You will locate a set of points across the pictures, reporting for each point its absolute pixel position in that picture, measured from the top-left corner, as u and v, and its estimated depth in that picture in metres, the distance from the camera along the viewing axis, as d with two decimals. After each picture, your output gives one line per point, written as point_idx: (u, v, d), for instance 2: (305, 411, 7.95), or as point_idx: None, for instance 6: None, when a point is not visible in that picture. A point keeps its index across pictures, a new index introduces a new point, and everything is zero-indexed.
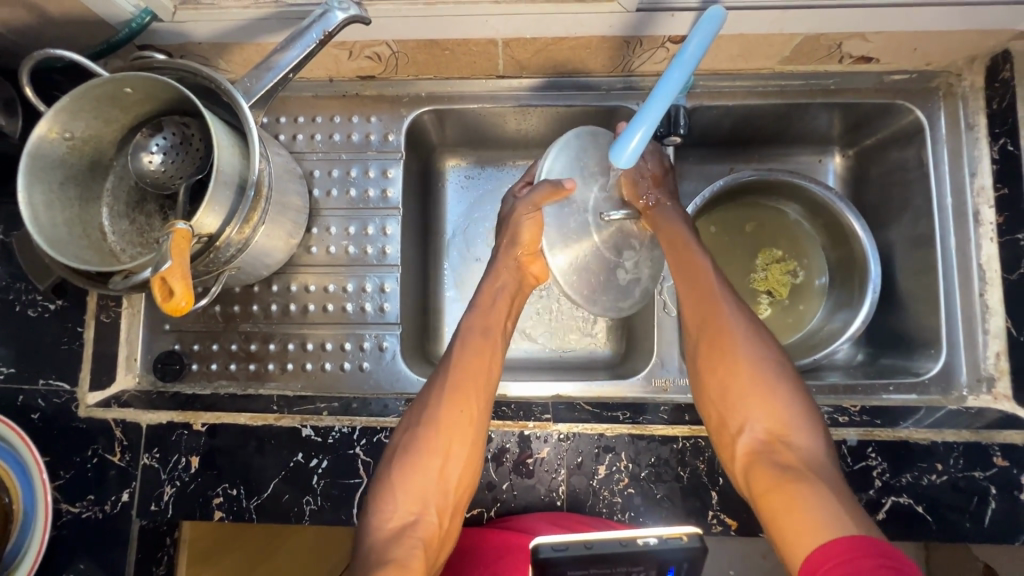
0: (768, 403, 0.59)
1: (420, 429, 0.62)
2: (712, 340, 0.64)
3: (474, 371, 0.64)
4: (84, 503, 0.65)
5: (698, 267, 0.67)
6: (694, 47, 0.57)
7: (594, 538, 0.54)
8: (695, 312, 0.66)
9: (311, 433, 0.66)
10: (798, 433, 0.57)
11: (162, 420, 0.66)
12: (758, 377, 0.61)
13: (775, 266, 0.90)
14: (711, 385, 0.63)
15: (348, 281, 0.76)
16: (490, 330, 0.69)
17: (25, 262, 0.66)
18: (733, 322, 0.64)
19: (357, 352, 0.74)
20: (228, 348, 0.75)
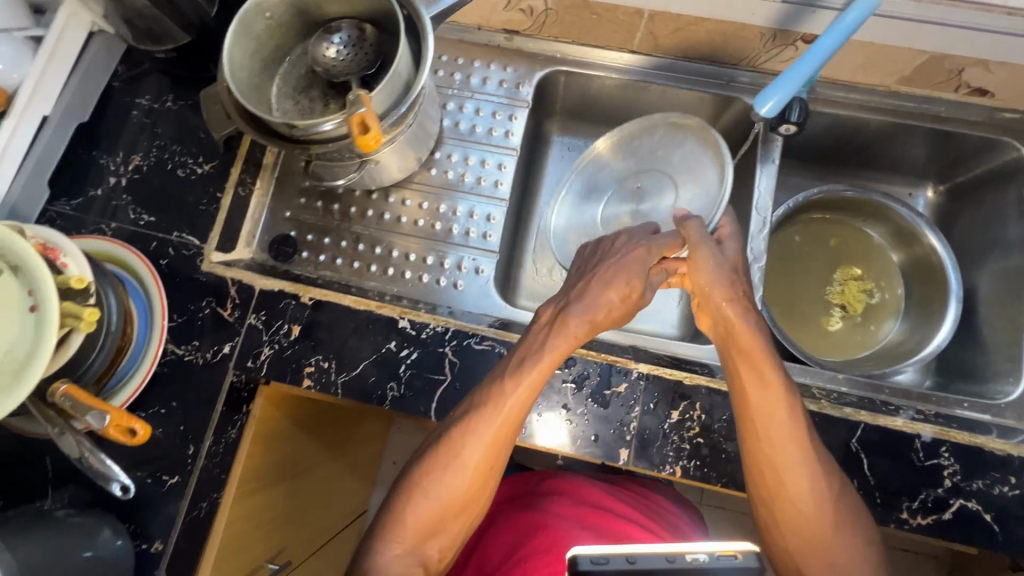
0: (825, 522, 0.58)
1: (439, 475, 0.61)
2: (773, 463, 0.59)
3: (498, 432, 0.61)
4: (189, 347, 0.70)
5: (774, 418, 0.60)
6: (853, 15, 0.61)
7: (640, 553, 0.46)
8: (761, 436, 0.60)
9: (407, 325, 0.70)
10: (846, 548, 0.58)
11: (275, 287, 0.72)
12: (809, 484, 0.59)
13: (853, 282, 0.93)
14: (771, 493, 0.60)
15: (459, 205, 0.81)
16: (529, 395, 0.62)
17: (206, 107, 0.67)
18: (799, 455, 0.59)
19: (454, 271, 0.78)
20: (338, 244, 0.79)
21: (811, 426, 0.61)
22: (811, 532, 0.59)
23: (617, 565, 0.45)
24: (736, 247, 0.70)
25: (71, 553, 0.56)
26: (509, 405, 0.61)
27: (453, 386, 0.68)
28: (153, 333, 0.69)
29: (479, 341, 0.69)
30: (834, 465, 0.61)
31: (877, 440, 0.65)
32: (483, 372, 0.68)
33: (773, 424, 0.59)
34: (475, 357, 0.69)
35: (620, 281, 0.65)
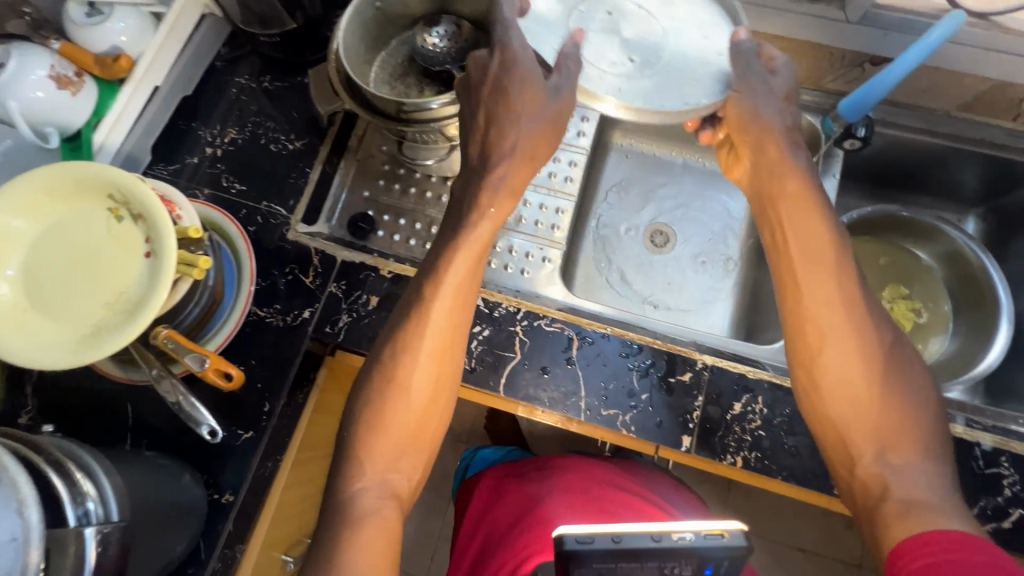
0: (872, 396, 0.58)
1: (393, 396, 0.61)
2: (821, 334, 0.60)
3: (442, 336, 0.62)
4: (270, 309, 0.74)
5: (825, 269, 0.61)
6: (936, 32, 0.64)
7: (623, 533, 0.53)
8: (802, 309, 0.62)
9: (481, 303, 0.73)
10: (901, 429, 0.56)
11: (356, 259, 0.75)
12: (850, 359, 0.59)
13: (902, 302, 0.94)
14: (821, 379, 0.60)
15: (531, 195, 0.83)
16: (463, 299, 0.63)
17: (315, 82, 0.79)
18: (838, 315, 0.60)
19: (522, 259, 0.80)
20: (411, 225, 0.82)
21: (862, 292, 0.61)
22: (853, 412, 0.58)
23: (602, 543, 0.53)
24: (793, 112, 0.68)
25: (160, 490, 0.58)
26: (443, 312, 0.62)
27: (523, 363, 0.70)
28: (238, 302, 0.72)
29: (549, 323, 0.72)
30: (892, 331, 0.60)
31: None
32: (552, 352, 0.71)
33: (811, 304, 0.61)
34: (544, 337, 0.71)
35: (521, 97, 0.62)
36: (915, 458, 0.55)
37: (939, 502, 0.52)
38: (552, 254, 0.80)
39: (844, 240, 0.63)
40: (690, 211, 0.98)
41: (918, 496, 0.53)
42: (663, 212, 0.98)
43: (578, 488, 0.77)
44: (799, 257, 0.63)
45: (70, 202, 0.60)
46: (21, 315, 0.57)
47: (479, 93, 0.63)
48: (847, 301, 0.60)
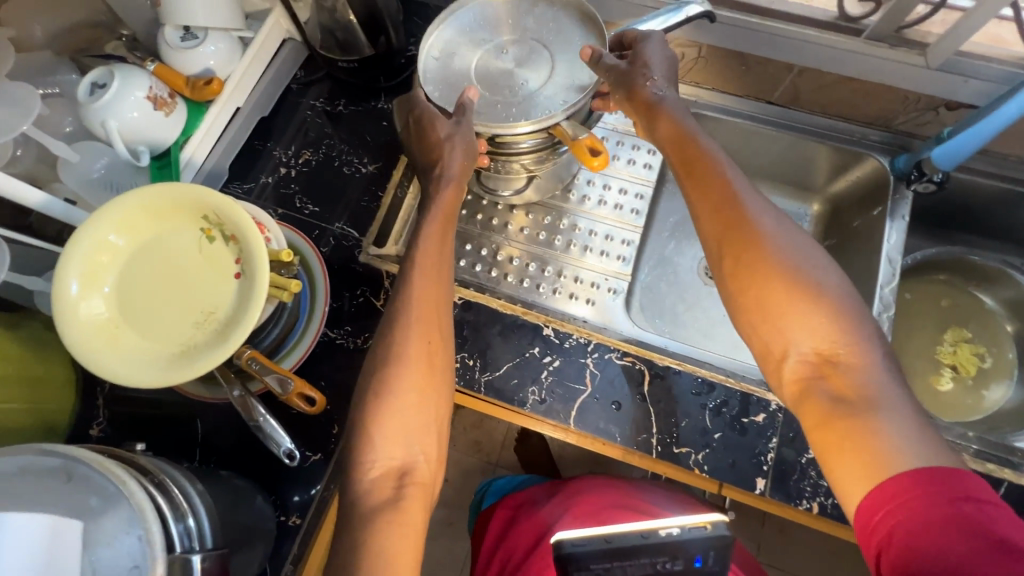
0: (818, 324, 0.53)
1: (387, 372, 0.57)
2: (745, 268, 0.56)
3: (420, 313, 0.60)
4: (341, 331, 0.74)
5: (724, 201, 0.59)
6: None
7: (614, 531, 0.53)
8: (725, 248, 0.58)
9: (551, 333, 0.73)
10: (848, 347, 0.52)
11: None
12: (804, 341, 0.53)
13: (964, 345, 0.93)
14: (754, 319, 0.56)
15: (596, 225, 0.84)
16: (435, 273, 0.62)
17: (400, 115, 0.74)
18: (775, 250, 0.56)
19: (588, 288, 0.80)
20: (478, 251, 0.81)
21: (743, 205, 0.58)
22: (797, 320, 0.53)
23: (598, 541, 0.53)
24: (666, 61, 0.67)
25: (237, 512, 0.58)
26: (421, 286, 0.61)
27: (594, 396, 0.70)
28: (311, 325, 0.71)
29: (620, 356, 0.72)
30: (821, 256, 0.56)
31: None
32: (622, 387, 0.70)
33: (752, 248, 0.57)
34: (615, 370, 0.71)
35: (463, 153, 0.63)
36: (851, 355, 0.51)
37: (902, 425, 0.47)
38: (617, 285, 0.80)
39: (735, 172, 0.60)
40: None
41: (871, 395, 0.49)
42: None
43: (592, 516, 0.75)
44: (704, 196, 0.61)
45: (165, 220, 0.61)
46: (114, 331, 0.58)
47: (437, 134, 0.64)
48: (763, 249, 0.56)
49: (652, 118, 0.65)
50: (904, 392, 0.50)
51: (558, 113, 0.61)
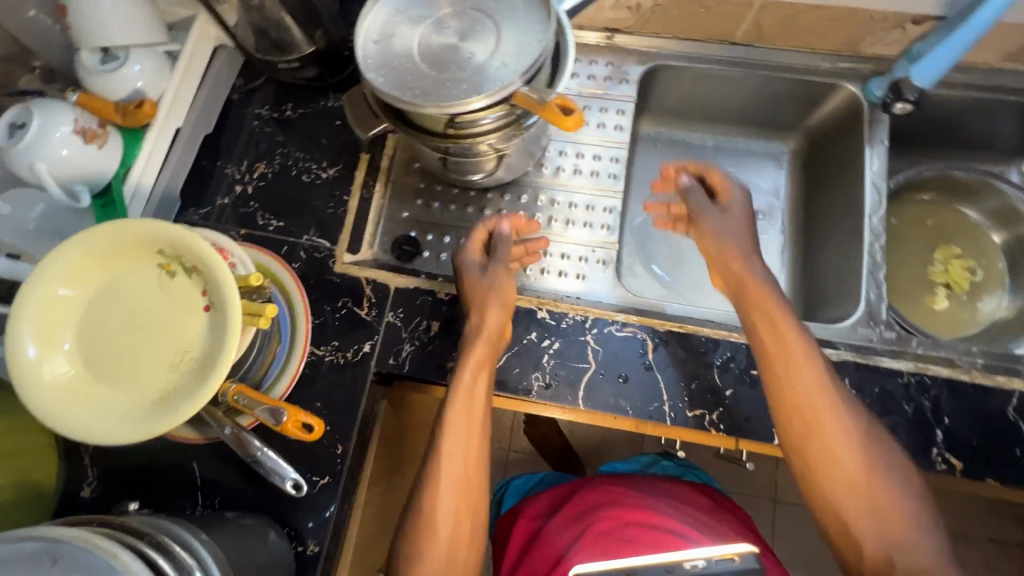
0: (875, 489, 0.57)
1: (414, 551, 0.58)
2: (804, 416, 0.59)
3: (468, 428, 0.61)
4: (329, 347, 0.71)
5: (792, 348, 0.60)
6: None
7: (633, 565, 0.62)
8: (772, 357, 0.61)
9: (547, 316, 0.71)
10: (896, 497, 0.56)
11: (411, 285, 0.72)
12: (845, 427, 0.58)
13: (955, 261, 0.92)
14: (801, 449, 0.59)
15: (575, 197, 0.81)
16: (473, 420, 0.62)
17: (350, 109, 0.69)
18: (814, 380, 0.59)
19: (578, 263, 0.77)
20: (458, 243, 0.79)
21: (811, 352, 0.61)
22: (846, 484, 0.57)
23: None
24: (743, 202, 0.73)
25: (250, 554, 0.55)
26: (460, 400, 0.62)
27: (599, 373, 0.68)
28: (295, 348, 0.69)
29: (620, 328, 0.70)
30: (853, 399, 0.60)
31: None
32: (627, 359, 0.68)
33: (806, 365, 0.60)
34: (617, 343, 0.69)
35: (493, 305, 0.65)
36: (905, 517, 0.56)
37: (931, 539, 0.55)
38: (606, 255, 0.78)
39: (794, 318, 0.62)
40: None
41: (905, 518, 0.55)
42: None
43: (601, 524, 0.75)
44: (772, 337, 0.62)
45: (116, 264, 0.57)
46: (85, 390, 0.54)
47: (473, 275, 0.67)
48: (790, 330, 0.61)
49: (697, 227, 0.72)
50: (946, 554, 0.54)
51: (514, 79, 0.57)
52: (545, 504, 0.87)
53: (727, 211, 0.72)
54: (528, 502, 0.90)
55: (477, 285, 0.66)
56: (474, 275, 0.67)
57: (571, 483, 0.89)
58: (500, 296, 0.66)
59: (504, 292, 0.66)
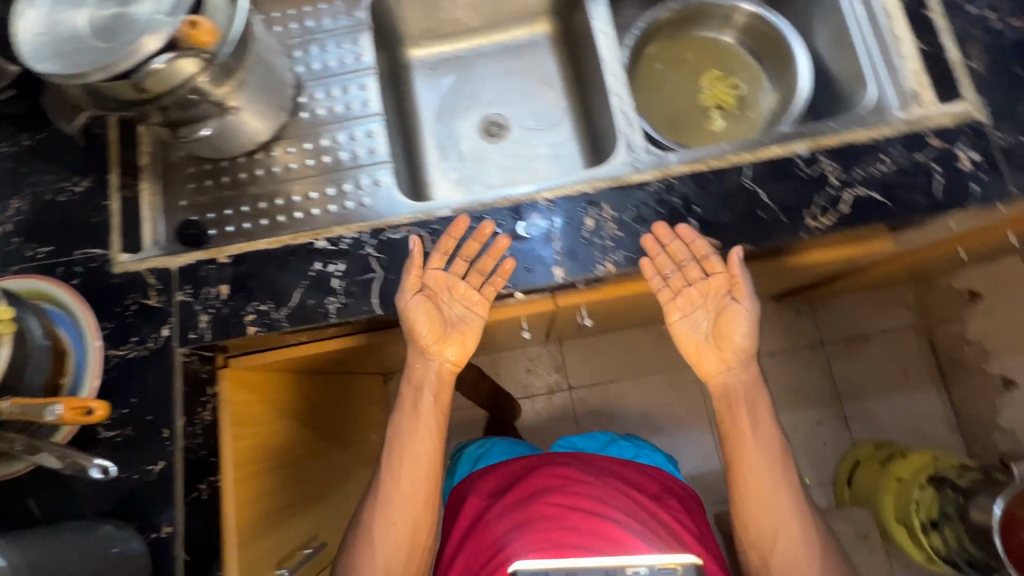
0: (785, 515, 0.71)
1: (377, 537, 0.75)
2: (729, 403, 0.74)
3: (423, 437, 0.76)
4: (129, 344, 0.71)
5: (733, 329, 0.72)
6: None
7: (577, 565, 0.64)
8: (706, 346, 0.74)
9: (325, 244, 0.72)
10: (795, 539, 0.71)
11: (191, 261, 0.73)
12: (760, 435, 0.73)
13: (718, 83, 0.99)
14: (745, 471, 0.73)
15: (340, 133, 0.83)
16: (428, 457, 0.76)
17: (55, 108, 0.77)
18: (738, 381, 0.74)
19: (356, 191, 0.81)
20: (240, 212, 0.81)
21: (751, 334, 0.72)
22: (766, 509, 0.71)
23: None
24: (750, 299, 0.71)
25: (71, 549, 0.56)
26: (408, 399, 0.77)
27: (387, 278, 0.71)
28: (90, 365, 0.69)
29: (396, 231, 0.72)
30: (767, 417, 0.74)
31: (765, 171, 0.71)
32: (409, 256, 0.71)
33: (735, 342, 0.73)
34: (397, 246, 0.72)
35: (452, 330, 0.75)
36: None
37: None
38: (382, 174, 0.81)
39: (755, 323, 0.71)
40: (505, 88, 1.02)
41: None
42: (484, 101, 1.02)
43: (540, 514, 0.75)
44: (715, 343, 0.74)
45: None
46: None
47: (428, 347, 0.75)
48: (733, 308, 0.72)
49: (678, 300, 0.74)
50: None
51: (167, 20, 0.58)
52: (492, 486, 0.88)
53: (686, 253, 0.70)
54: (473, 485, 0.91)
55: (438, 292, 0.73)
56: (414, 308, 0.70)
57: (514, 467, 0.89)
58: (457, 327, 0.75)
59: (461, 324, 0.76)
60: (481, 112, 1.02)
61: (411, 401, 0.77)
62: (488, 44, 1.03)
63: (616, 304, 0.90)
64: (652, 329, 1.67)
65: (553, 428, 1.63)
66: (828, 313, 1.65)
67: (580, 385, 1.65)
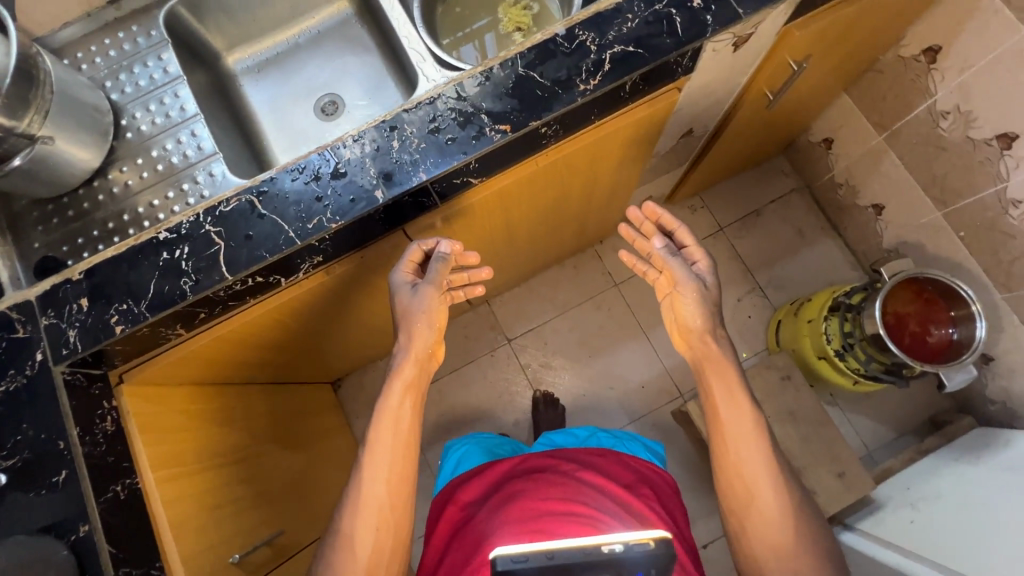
0: (759, 476, 0.85)
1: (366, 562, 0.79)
2: (712, 399, 0.90)
3: (387, 440, 0.84)
4: (7, 377, 0.74)
5: (733, 395, 0.89)
6: None
7: (555, 548, 0.63)
8: (683, 330, 0.95)
9: (167, 234, 0.77)
10: (775, 512, 0.84)
11: (46, 286, 0.77)
12: (728, 404, 0.89)
13: (513, 9, 1.08)
14: (726, 422, 0.88)
15: (167, 141, 0.89)
16: (402, 461, 0.84)
17: None
18: (739, 421, 0.88)
19: (194, 186, 0.87)
20: (92, 236, 0.85)
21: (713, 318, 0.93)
22: (745, 458, 0.86)
23: (535, 560, 0.62)
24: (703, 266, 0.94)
25: None
26: (393, 404, 0.86)
27: (230, 245, 0.76)
28: None
29: (228, 204, 0.78)
30: (763, 447, 0.87)
31: (535, 55, 0.79)
32: (244, 221, 0.77)
33: (733, 418, 0.88)
34: (231, 216, 0.77)
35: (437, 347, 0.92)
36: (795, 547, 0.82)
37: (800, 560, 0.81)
38: (215, 165, 0.88)
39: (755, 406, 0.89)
40: (327, 69, 1.09)
41: (783, 541, 0.82)
42: (311, 87, 1.09)
43: (529, 512, 0.84)
44: (677, 312, 0.95)
45: None
46: None
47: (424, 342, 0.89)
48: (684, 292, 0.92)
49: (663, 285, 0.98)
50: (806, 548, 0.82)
51: None
52: (477, 491, 0.97)
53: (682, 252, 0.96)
54: (462, 489, 1.00)
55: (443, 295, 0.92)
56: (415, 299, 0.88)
57: (499, 471, 1.00)
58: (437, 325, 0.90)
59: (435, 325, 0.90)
60: (312, 97, 1.08)
61: (387, 419, 0.85)
62: (301, 34, 1.10)
63: (471, 221, 0.98)
64: (568, 263, 1.75)
65: (505, 381, 1.69)
66: (720, 201, 1.76)
67: (518, 334, 1.72)
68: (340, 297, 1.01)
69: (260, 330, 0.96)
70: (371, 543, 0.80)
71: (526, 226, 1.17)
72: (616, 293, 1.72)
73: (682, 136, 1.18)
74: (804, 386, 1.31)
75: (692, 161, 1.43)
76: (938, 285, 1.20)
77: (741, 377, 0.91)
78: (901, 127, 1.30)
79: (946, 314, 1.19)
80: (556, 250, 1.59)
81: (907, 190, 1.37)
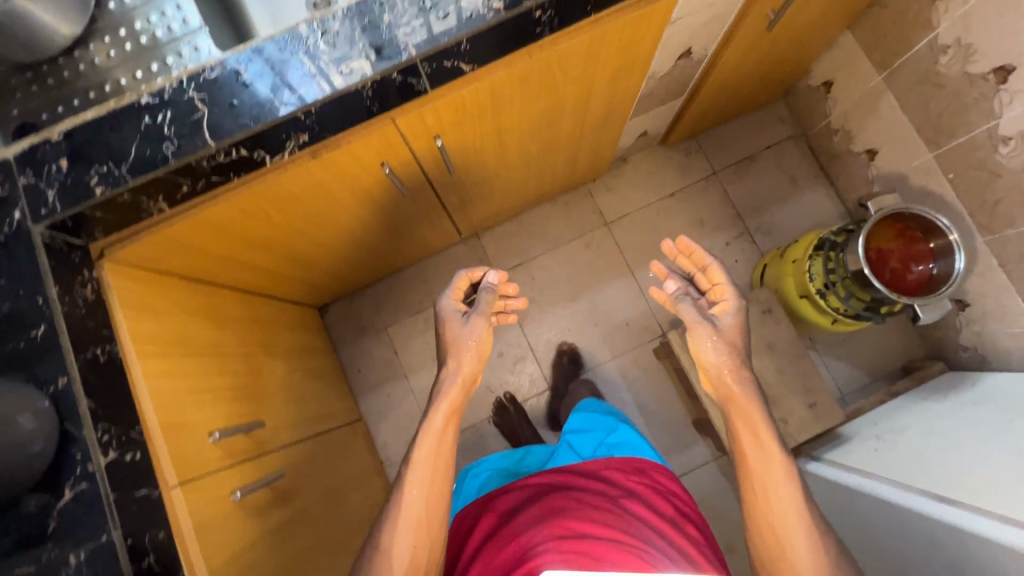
0: (795, 532, 0.83)
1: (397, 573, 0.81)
2: (748, 449, 0.87)
3: (433, 453, 0.86)
4: None
5: (766, 445, 0.86)
6: None
7: None
8: (716, 382, 0.90)
9: (149, 99, 0.76)
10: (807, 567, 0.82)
11: (25, 146, 0.76)
12: (765, 452, 0.86)
13: None
14: (759, 471, 0.86)
15: (150, 14, 0.87)
16: (437, 487, 0.86)
17: None
18: (779, 477, 0.85)
19: (178, 60, 0.84)
20: (72, 106, 0.83)
21: (749, 381, 0.89)
22: (779, 509, 0.84)
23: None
24: (731, 323, 0.92)
25: None
26: (436, 426, 0.88)
27: (213, 112, 0.76)
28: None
29: (212, 71, 0.76)
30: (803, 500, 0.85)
31: None
32: (228, 89, 0.76)
33: (763, 466, 0.86)
34: (215, 83, 0.76)
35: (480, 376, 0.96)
36: None
37: None
38: (198, 42, 0.85)
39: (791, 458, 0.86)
40: None
41: None
42: None
43: (562, 535, 0.86)
44: (703, 368, 0.91)
45: None
46: None
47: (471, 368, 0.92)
48: (707, 352, 0.89)
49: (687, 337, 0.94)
50: None
51: None
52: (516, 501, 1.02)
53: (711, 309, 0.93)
54: (501, 497, 1.03)
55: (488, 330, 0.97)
56: (464, 324, 0.93)
57: (533, 485, 1.03)
58: (482, 352, 0.94)
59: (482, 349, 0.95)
60: None
61: (427, 443, 0.87)
62: None
63: (461, 123, 0.96)
64: (560, 202, 1.75)
65: None
66: (715, 145, 1.75)
67: (506, 268, 1.72)
68: (328, 194, 1.00)
69: (246, 219, 0.95)
70: (410, 553, 0.82)
71: (517, 141, 1.15)
72: (606, 233, 1.73)
73: (680, 57, 1.16)
74: (783, 320, 1.34)
75: (689, 93, 1.42)
76: (919, 219, 1.21)
77: (767, 417, 0.88)
78: (900, 66, 1.29)
79: (926, 247, 1.20)
80: (548, 184, 1.58)
81: (901, 132, 1.37)
